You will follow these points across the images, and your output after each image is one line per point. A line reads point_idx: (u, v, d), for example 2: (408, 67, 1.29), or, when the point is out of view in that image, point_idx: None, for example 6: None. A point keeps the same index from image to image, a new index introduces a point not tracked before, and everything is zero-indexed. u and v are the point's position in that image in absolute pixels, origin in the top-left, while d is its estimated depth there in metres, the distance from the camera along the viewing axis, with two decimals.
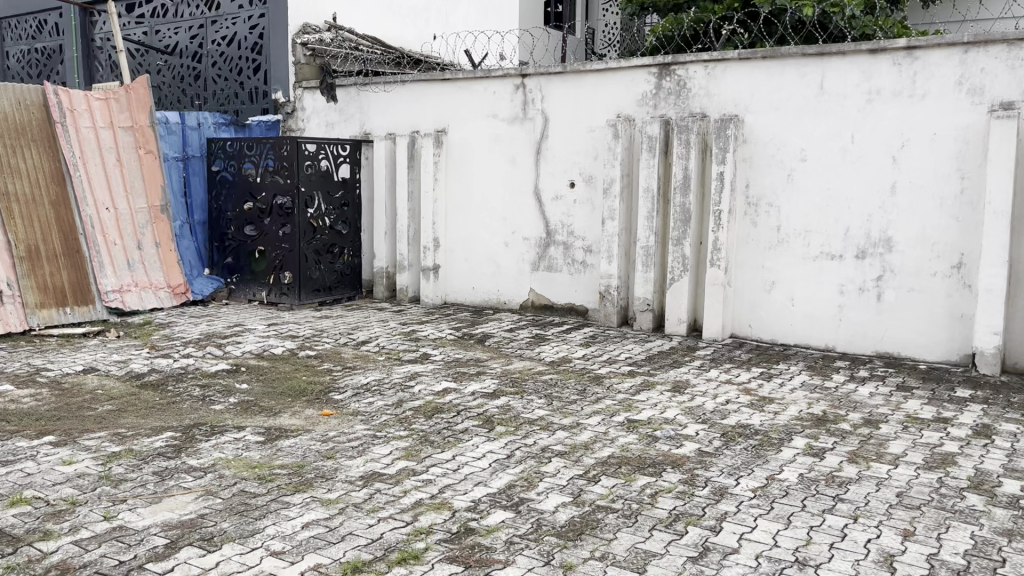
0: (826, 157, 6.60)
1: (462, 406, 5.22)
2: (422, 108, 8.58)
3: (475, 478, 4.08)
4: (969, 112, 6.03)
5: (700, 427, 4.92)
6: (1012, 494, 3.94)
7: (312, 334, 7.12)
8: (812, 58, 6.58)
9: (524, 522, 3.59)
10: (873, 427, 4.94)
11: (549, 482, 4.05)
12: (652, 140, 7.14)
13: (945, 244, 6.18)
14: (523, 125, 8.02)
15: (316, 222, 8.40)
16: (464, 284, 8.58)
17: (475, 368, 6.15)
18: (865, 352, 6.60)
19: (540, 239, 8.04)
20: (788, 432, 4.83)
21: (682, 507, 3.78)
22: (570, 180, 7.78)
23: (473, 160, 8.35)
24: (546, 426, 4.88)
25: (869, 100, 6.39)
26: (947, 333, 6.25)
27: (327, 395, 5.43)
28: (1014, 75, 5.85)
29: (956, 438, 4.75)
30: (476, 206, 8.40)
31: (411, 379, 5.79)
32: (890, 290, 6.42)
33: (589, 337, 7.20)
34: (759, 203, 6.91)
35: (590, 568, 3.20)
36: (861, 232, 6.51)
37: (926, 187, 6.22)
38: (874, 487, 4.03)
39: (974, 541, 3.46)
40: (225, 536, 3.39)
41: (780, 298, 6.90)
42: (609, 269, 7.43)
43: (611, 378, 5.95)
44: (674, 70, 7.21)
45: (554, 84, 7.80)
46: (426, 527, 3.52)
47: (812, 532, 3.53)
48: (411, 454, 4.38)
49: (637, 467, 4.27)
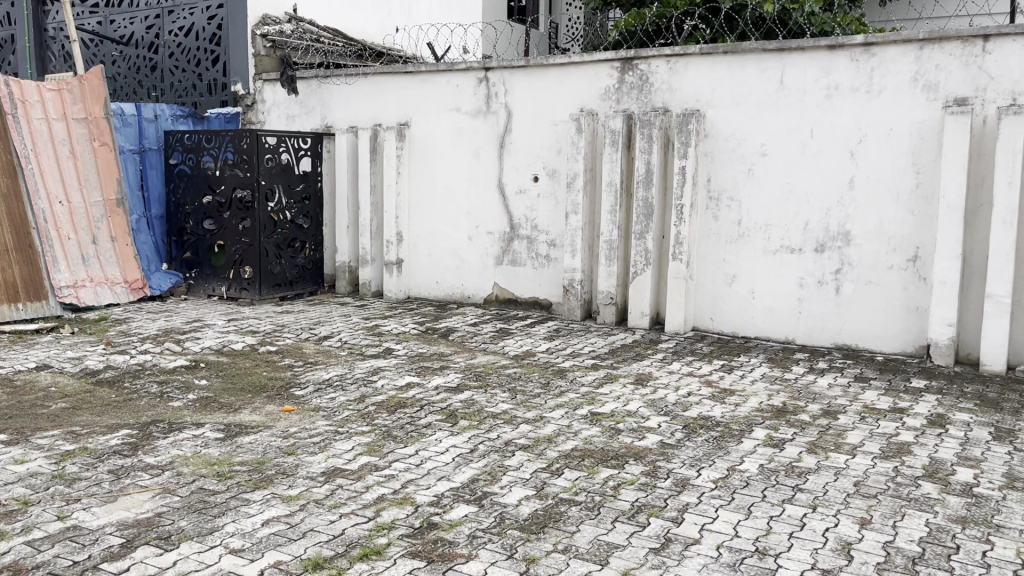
0: (785, 152, 6.68)
1: (425, 400, 5.20)
2: (385, 101, 8.53)
3: (438, 472, 4.07)
4: (924, 108, 6.13)
5: (662, 419, 4.96)
6: (965, 482, 4.03)
7: (273, 329, 7.04)
8: (772, 53, 6.65)
9: (487, 516, 3.59)
10: (831, 418, 5.02)
11: (512, 475, 4.05)
12: (615, 134, 7.16)
13: (901, 238, 6.29)
14: (485, 119, 8.00)
15: (277, 215, 8.31)
16: (427, 278, 8.54)
17: (439, 362, 6.12)
18: (824, 344, 6.69)
19: (503, 233, 8.03)
20: (748, 424, 4.89)
21: (645, 499, 3.81)
22: (533, 174, 7.79)
23: (436, 154, 8.31)
24: (510, 419, 4.88)
25: (828, 95, 6.47)
26: (903, 325, 6.36)
27: (288, 391, 5.38)
28: (967, 71, 5.97)
29: (911, 427, 4.84)
30: (439, 199, 8.36)
31: (374, 374, 5.75)
32: (849, 283, 6.52)
33: (553, 331, 7.21)
34: (720, 198, 6.97)
35: (553, 561, 3.21)
36: (820, 225, 6.59)
37: (883, 181, 6.32)
38: (832, 476, 4.09)
39: (928, 529, 3.53)
40: (182, 535, 3.34)
41: (741, 291, 6.97)
42: (573, 263, 7.44)
43: (574, 371, 5.97)
44: (636, 65, 7.24)
45: (516, 77, 7.79)
46: (388, 522, 3.50)
47: (772, 522, 3.57)
48: (373, 450, 4.35)
49: (600, 460, 4.29)
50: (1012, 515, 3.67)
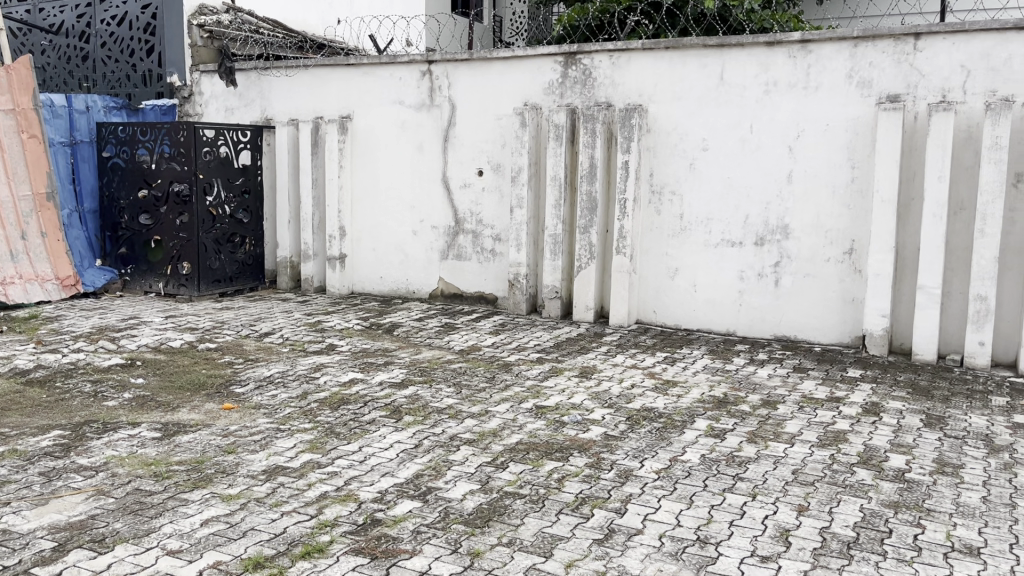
0: (725, 147, 6.78)
1: (368, 396, 5.15)
2: (327, 94, 8.42)
3: (382, 469, 4.03)
4: (859, 104, 6.29)
5: (606, 411, 5.00)
6: (898, 468, 4.15)
7: (212, 326, 6.90)
8: (712, 49, 6.74)
9: (432, 511, 3.57)
10: (771, 408, 5.12)
11: (457, 470, 4.04)
12: (559, 129, 7.17)
13: (838, 231, 6.44)
14: (429, 112, 7.95)
15: (215, 210, 8.14)
16: (371, 273, 8.47)
17: (383, 358, 6.07)
18: (764, 335, 6.82)
19: (448, 227, 8.00)
20: (690, 415, 4.96)
21: (589, 490, 3.83)
22: (477, 168, 7.77)
23: (379, 147, 8.24)
24: (454, 414, 4.87)
25: (766, 91, 6.59)
26: (840, 316, 6.52)
27: (228, 388, 5.28)
28: (899, 69, 6.14)
29: (847, 416, 4.96)
30: (383, 193, 8.28)
31: (316, 371, 5.67)
32: (787, 275, 6.65)
33: (499, 326, 7.22)
34: (663, 191, 7.05)
35: (497, 554, 3.21)
36: (760, 219, 6.71)
37: (820, 176, 6.45)
38: (771, 465, 4.18)
39: (863, 514, 3.62)
40: (117, 538, 3.25)
41: (683, 284, 7.06)
42: (519, 257, 7.45)
43: (520, 365, 5.98)
44: (579, 59, 7.28)
45: (460, 70, 7.76)
46: (331, 520, 3.46)
47: (713, 511, 3.63)
48: (315, 447, 4.30)
49: (545, 452, 4.31)
50: (943, 499, 3.80)
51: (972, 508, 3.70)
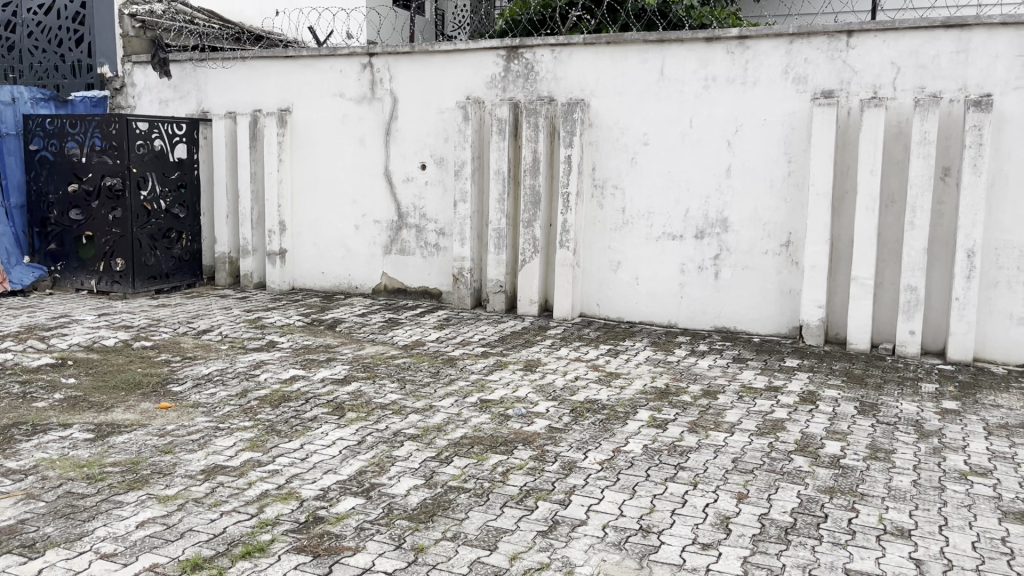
0: (666, 141, 6.86)
1: (310, 393, 5.08)
2: (265, 87, 8.28)
3: (325, 466, 3.99)
4: (795, 100, 6.42)
5: (551, 403, 5.03)
6: (833, 455, 4.26)
7: (147, 324, 6.73)
8: (653, 44, 6.80)
9: (375, 507, 3.54)
10: (711, 398, 5.20)
11: (401, 465, 4.01)
12: (502, 123, 7.17)
13: (775, 224, 6.57)
14: (370, 105, 7.87)
15: (150, 205, 7.94)
16: (312, 269, 8.35)
17: (325, 354, 6.00)
18: (705, 327, 6.92)
19: (391, 222, 7.94)
20: (633, 406, 5.01)
21: (533, 483, 3.85)
22: (420, 162, 7.73)
23: (320, 141, 8.13)
24: (398, 409, 4.84)
25: (706, 86, 6.68)
26: (777, 308, 6.66)
27: (165, 387, 5.16)
28: (834, 65, 6.28)
29: (785, 405, 5.07)
30: (323, 188, 8.18)
31: (256, 368, 5.58)
32: (727, 268, 6.76)
33: (443, 320, 7.19)
34: (605, 185, 7.10)
35: (441, 549, 3.20)
36: (700, 213, 6.80)
37: (758, 170, 6.57)
38: (712, 454, 4.25)
39: (800, 500, 3.71)
40: (48, 542, 3.16)
41: (625, 278, 7.13)
42: (463, 251, 7.43)
43: (464, 360, 5.97)
44: (522, 53, 7.28)
45: (402, 64, 7.69)
46: (272, 518, 3.41)
47: (656, 500, 3.67)
48: (255, 445, 4.23)
49: (490, 446, 4.31)
50: (876, 483, 3.91)
51: (904, 492, 3.82)
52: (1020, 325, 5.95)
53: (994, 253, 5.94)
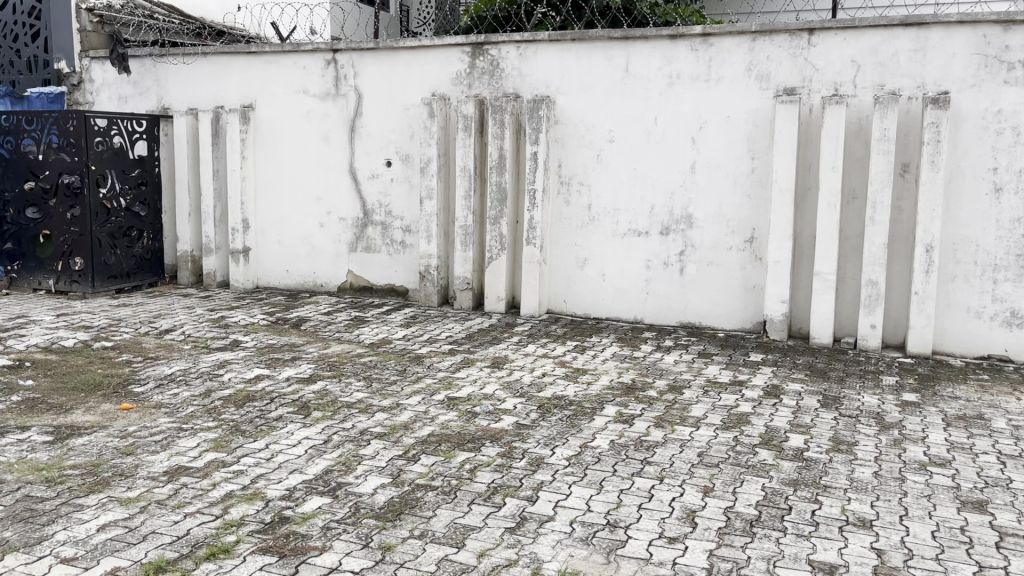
0: (631, 139, 6.89)
1: (275, 393, 5.03)
2: (227, 83, 8.17)
3: (291, 465, 3.95)
4: (758, 97, 6.48)
5: (518, 400, 5.03)
6: (797, 448, 4.31)
7: (108, 324, 6.62)
8: (618, 41, 6.83)
9: (342, 507, 3.52)
10: (677, 393, 5.24)
11: (368, 464, 3.99)
12: (467, 120, 7.15)
13: (739, 220, 6.64)
14: (335, 102, 7.81)
15: (110, 203, 7.80)
16: (277, 267, 8.27)
17: (290, 353, 5.94)
18: (671, 323, 6.97)
19: (356, 219, 7.88)
20: (600, 402, 5.03)
21: (501, 480, 3.85)
22: (386, 159, 7.68)
23: (284, 137, 8.05)
24: (365, 408, 4.81)
25: (670, 84, 6.72)
26: (741, 303, 6.73)
27: (126, 388, 5.08)
28: (795, 63, 6.36)
29: (750, 399, 5.12)
30: (287, 185, 8.09)
31: (220, 368, 5.51)
32: (692, 264, 6.82)
33: (410, 318, 7.15)
34: (571, 182, 7.12)
35: (409, 547, 3.19)
36: (665, 209, 6.85)
37: (722, 166, 6.63)
38: (678, 448, 4.28)
39: (765, 493, 3.75)
40: (6, 547, 3.09)
41: (592, 274, 7.15)
42: (429, 248, 7.41)
43: (431, 357, 5.95)
44: (487, 50, 7.27)
45: (366, 60, 7.64)
46: (237, 519, 3.37)
47: (622, 495, 3.69)
48: (220, 446, 4.18)
49: (457, 444, 4.30)
50: (838, 475, 3.97)
51: (865, 483, 3.88)
52: (978, 318, 6.07)
53: (952, 247, 6.05)
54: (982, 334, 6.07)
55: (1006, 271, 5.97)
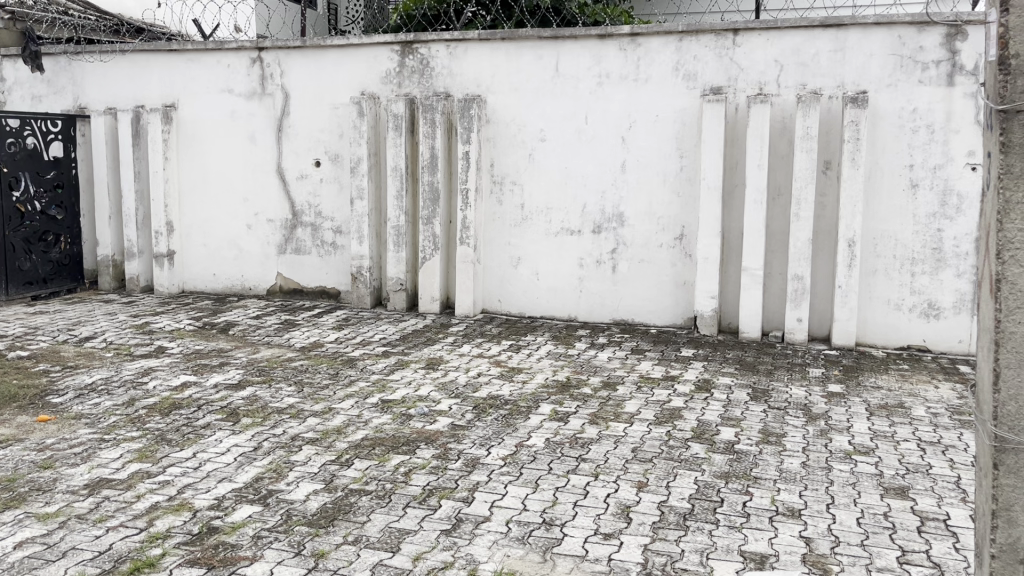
0: (562, 138, 6.92)
1: (202, 400, 4.90)
2: (148, 82, 7.93)
3: (219, 474, 3.85)
4: (685, 96, 6.58)
5: (453, 401, 5.00)
6: (728, 440, 4.39)
7: (23, 333, 6.36)
8: (547, 41, 6.84)
9: (273, 515, 3.44)
10: (611, 389, 5.28)
11: (300, 470, 3.91)
12: (397, 119, 7.09)
13: (669, 218, 6.73)
14: (261, 101, 7.65)
15: (23, 206, 7.52)
16: (203, 270, 8.06)
17: (218, 359, 5.79)
18: (604, 320, 7.02)
19: (285, 220, 7.74)
20: (535, 400, 5.04)
21: (436, 482, 3.81)
22: (315, 159, 7.56)
23: (209, 138, 7.85)
24: (296, 413, 4.72)
25: (599, 83, 6.77)
26: (672, 299, 6.82)
27: (43, 399, 4.88)
28: (721, 62, 6.47)
29: (682, 393, 5.20)
30: (213, 186, 7.90)
31: (144, 376, 5.34)
32: (624, 261, 6.88)
33: (342, 321, 7.05)
34: (504, 181, 7.11)
35: (342, 554, 3.13)
36: (596, 208, 6.90)
37: (652, 165, 6.71)
38: (612, 445, 4.31)
39: (697, 486, 3.80)
40: None
41: (526, 273, 7.16)
42: (361, 249, 7.32)
43: (364, 360, 5.87)
44: (416, 49, 7.22)
45: (293, 59, 7.51)
46: (163, 532, 3.26)
47: (558, 493, 3.70)
48: (144, 456, 4.04)
49: (391, 447, 4.25)
50: (768, 467, 4.05)
51: (794, 474, 3.97)
52: (898, 310, 6.27)
53: (873, 242, 6.24)
54: (901, 325, 6.28)
55: (923, 264, 6.18)
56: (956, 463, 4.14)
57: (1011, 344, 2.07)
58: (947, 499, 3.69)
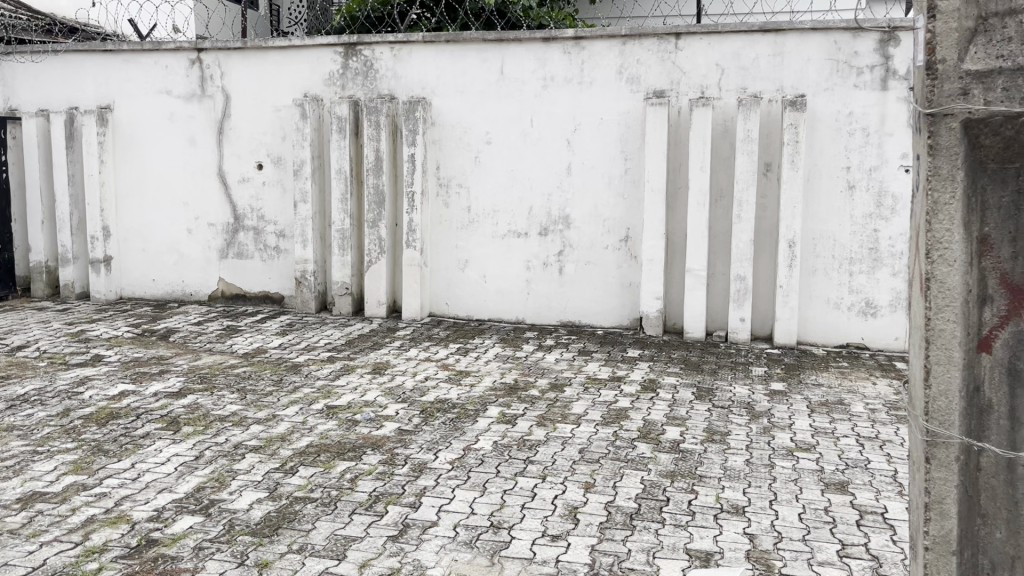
0: (508, 140, 6.93)
1: (141, 409, 4.78)
2: (82, 83, 7.72)
3: (159, 485, 3.76)
4: (628, 100, 6.65)
5: (400, 405, 4.97)
6: (674, 439, 4.44)
7: None
8: (491, 43, 6.85)
9: (215, 525, 3.37)
10: (558, 391, 5.31)
11: (243, 479, 3.84)
12: (341, 121, 7.02)
13: (614, 219, 6.78)
14: (201, 103, 7.51)
15: None
16: (142, 276, 7.87)
17: (158, 366, 5.66)
18: (551, 322, 7.05)
19: (226, 224, 7.60)
20: (483, 403, 5.03)
21: (383, 488, 3.78)
22: (256, 162, 7.44)
23: (146, 141, 7.67)
24: (239, 421, 4.63)
25: (545, 86, 6.79)
26: (618, 300, 6.87)
27: None
28: (664, 66, 6.55)
29: (628, 394, 5.24)
30: (151, 190, 7.72)
31: (80, 385, 5.19)
32: (570, 263, 6.91)
33: (286, 326, 6.96)
34: (450, 184, 7.10)
35: (286, 563, 3.08)
36: (543, 210, 6.92)
37: (596, 168, 6.76)
38: (559, 446, 4.32)
39: (644, 485, 3.84)
40: None
41: (474, 276, 7.15)
42: (305, 253, 7.22)
43: (309, 366, 5.80)
44: (360, 51, 7.16)
45: (233, 60, 7.39)
46: (99, 545, 3.17)
47: (506, 495, 3.70)
48: (80, 468, 3.93)
49: (337, 453, 4.20)
50: (712, 465, 4.10)
51: (737, 471, 4.03)
52: (837, 309, 6.41)
53: (813, 242, 6.38)
54: (841, 323, 6.42)
55: (860, 263, 6.33)
56: (893, 457, 4.25)
57: (940, 341, 2.13)
58: (884, 493, 3.79)
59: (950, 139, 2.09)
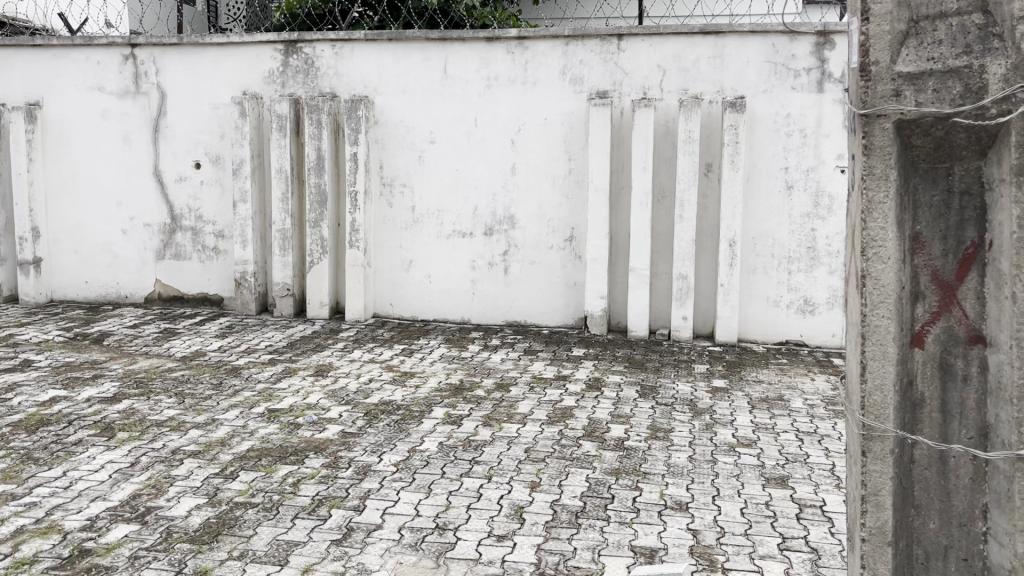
0: (451, 140, 6.90)
1: (73, 415, 4.63)
2: (9, 79, 7.47)
3: (93, 493, 3.64)
4: (572, 100, 6.67)
5: (343, 408, 4.90)
6: (617, 437, 4.47)
7: None
8: (434, 42, 6.81)
9: (151, 533, 3.27)
10: (504, 390, 5.30)
11: (181, 485, 3.74)
12: (281, 119, 6.92)
13: (559, 219, 6.80)
14: (135, 100, 7.32)
15: None
16: (74, 278, 7.63)
17: (90, 371, 5.49)
18: (497, 322, 7.04)
19: (163, 225, 7.41)
20: (428, 404, 5.00)
21: (326, 491, 3.72)
22: (194, 161, 7.27)
23: (78, 139, 7.44)
24: (177, 426, 4.52)
25: (488, 85, 6.78)
26: (563, 300, 6.90)
27: None
28: (606, 67, 6.60)
29: (573, 393, 5.26)
30: (83, 189, 7.49)
31: (8, 391, 5.00)
32: (515, 263, 6.91)
33: (226, 328, 6.81)
34: (393, 184, 7.03)
35: (226, 570, 3.01)
36: (487, 210, 6.91)
37: (540, 168, 6.78)
38: (505, 446, 4.31)
39: (589, 483, 3.85)
40: None
41: (418, 276, 7.10)
42: (244, 253, 7.09)
43: (249, 368, 5.68)
44: (300, 48, 7.05)
45: (169, 57, 7.21)
46: (29, 557, 3.06)
47: (451, 497, 3.67)
48: (8, 477, 3.78)
49: (279, 457, 4.12)
50: (656, 462, 4.14)
51: (680, 467, 4.07)
52: (777, 306, 6.53)
53: (753, 242, 6.49)
54: (780, 320, 6.54)
55: (798, 262, 6.46)
56: (831, 451, 4.35)
57: (875, 337, 2.18)
58: (822, 486, 3.88)
59: (883, 139, 2.13)
